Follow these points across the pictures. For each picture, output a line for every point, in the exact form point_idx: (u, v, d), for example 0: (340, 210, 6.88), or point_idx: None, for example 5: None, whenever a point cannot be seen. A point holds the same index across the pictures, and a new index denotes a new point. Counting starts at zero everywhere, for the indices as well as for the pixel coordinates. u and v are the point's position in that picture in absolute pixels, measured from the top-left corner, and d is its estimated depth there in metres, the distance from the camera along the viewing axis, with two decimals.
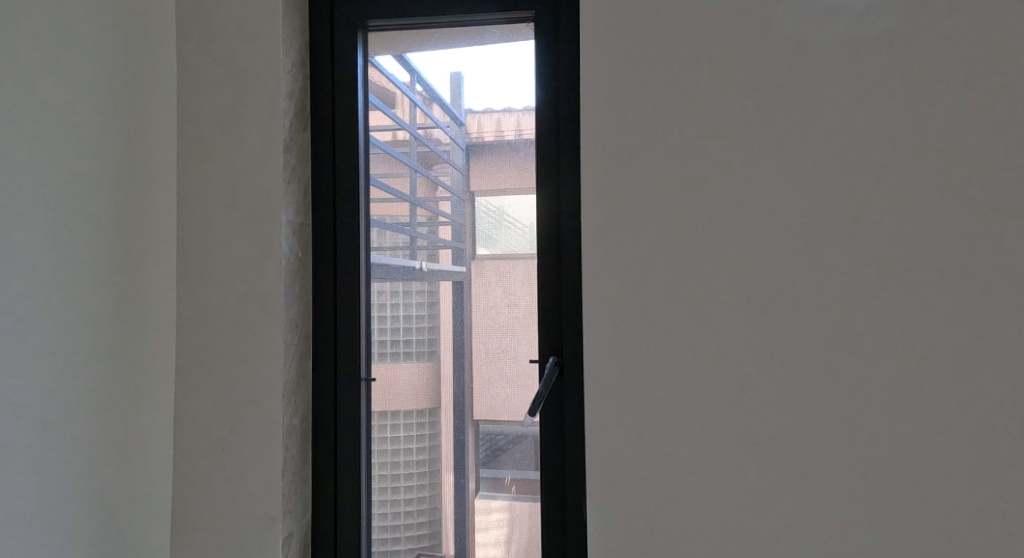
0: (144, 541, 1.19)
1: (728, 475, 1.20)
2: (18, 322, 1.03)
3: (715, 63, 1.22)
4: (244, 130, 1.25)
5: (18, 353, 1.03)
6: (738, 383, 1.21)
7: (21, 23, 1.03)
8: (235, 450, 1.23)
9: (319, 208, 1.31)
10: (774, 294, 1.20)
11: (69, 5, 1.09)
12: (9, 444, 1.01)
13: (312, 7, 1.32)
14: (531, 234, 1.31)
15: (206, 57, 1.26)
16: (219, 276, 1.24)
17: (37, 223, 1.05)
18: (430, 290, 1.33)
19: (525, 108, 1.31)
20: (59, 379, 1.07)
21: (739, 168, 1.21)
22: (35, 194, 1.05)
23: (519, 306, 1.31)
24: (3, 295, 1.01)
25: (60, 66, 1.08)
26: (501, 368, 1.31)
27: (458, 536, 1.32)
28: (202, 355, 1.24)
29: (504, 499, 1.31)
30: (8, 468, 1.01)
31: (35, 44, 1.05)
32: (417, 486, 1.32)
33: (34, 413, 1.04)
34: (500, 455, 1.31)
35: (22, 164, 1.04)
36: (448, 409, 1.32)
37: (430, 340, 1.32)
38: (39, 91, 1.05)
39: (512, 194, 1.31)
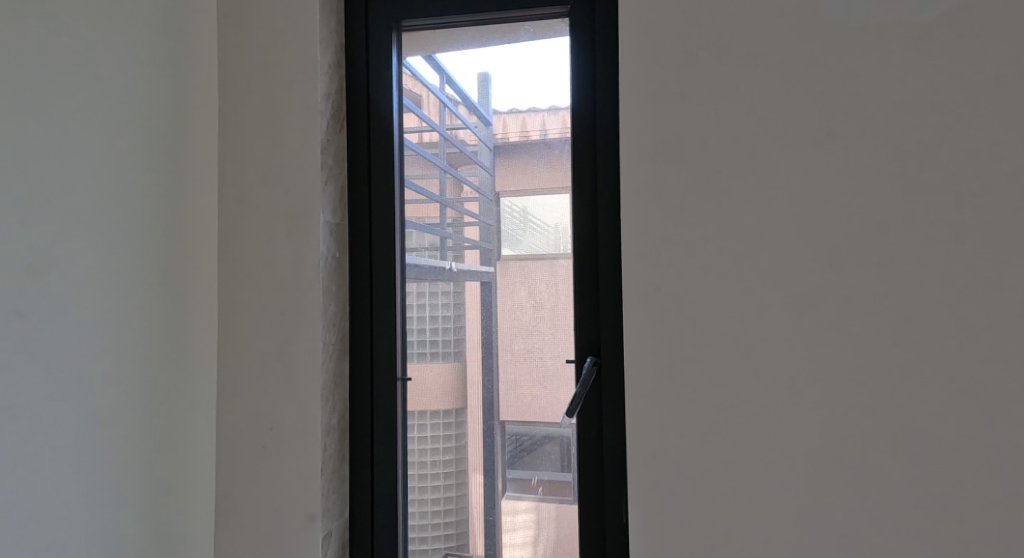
0: (187, 537, 1.22)
1: (772, 480, 1.17)
2: (77, 325, 1.05)
3: (758, 53, 1.18)
4: (284, 132, 1.27)
5: (77, 354, 1.05)
6: (780, 384, 1.16)
7: (82, 31, 1.06)
8: (276, 447, 1.26)
9: (354, 209, 1.33)
10: (817, 292, 1.16)
11: (123, 13, 1.12)
12: (67, 443, 1.04)
13: (347, 10, 1.33)
14: (556, 234, 1.30)
15: (248, 61, 1.29)
16: (259, 276, 1.27)
17: (95, 226, 1.08)
18: (456, 290, 1.33)
19: (550, 107, 1.30)
20: (113, 379, 1.10)
21: (782, 161, 1.17)
22: (89, 192, 1.07)
23: (546, 307, 1.30)
24: (67, 297, 1.04)
25: (115, 73, 1.11)
26: (529, 369, 1.30)
27: (486, 537, 1.32)
28: (245, 353, 1.27)
29: (531, 500, 1.30)
30: (66, 467, 1.04)
31: (92, 51, 1.07)
32: (444, 486, 1.32)
33: (89, 412, 1.07)
34: (527, 456, 1.30)
35: (81, 168, 1.06)
36: (476, 409, 1.32)
37: (456, 341, 1.32)
38: (93, 93, 1.08)
39: (537, 195, 1.30)
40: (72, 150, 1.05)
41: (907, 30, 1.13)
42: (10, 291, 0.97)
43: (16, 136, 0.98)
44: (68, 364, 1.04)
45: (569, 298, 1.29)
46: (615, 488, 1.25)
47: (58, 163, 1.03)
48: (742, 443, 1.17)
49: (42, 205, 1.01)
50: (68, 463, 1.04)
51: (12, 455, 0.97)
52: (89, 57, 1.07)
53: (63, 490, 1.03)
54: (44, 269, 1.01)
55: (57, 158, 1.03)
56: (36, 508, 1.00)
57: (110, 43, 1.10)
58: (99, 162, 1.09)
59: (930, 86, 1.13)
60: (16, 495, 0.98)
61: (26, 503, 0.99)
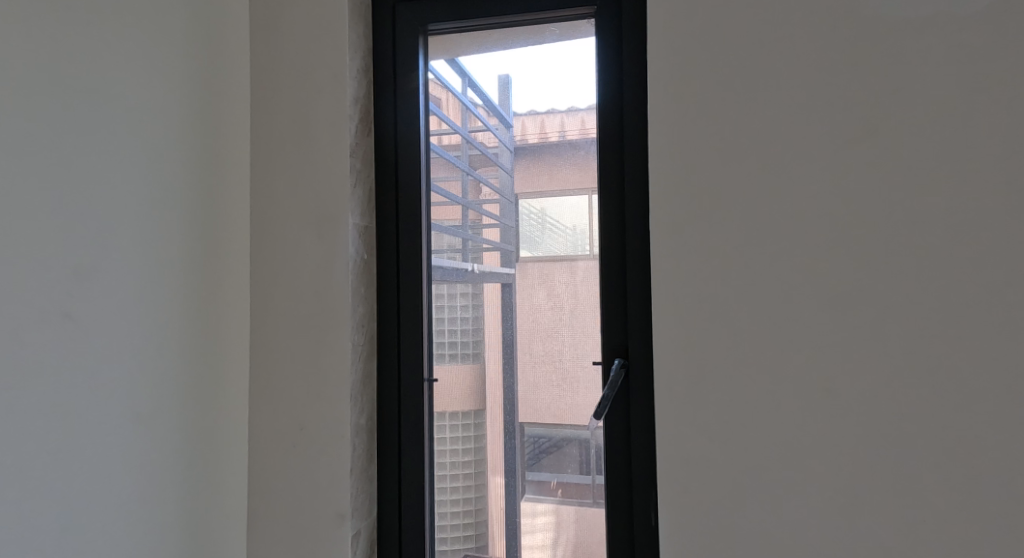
0: (220, 534, 1.25)
1: (806, 485, 1.14)
2: (118, 325, 1.08)
3: (790, 49, 1.15)
4: (313, 136, 1.29)
5: (119, 354, 1.08)
6: (811, 387, 1.14)
7: (124, 39, 1.09)
8: (306, 445, 1.28)
9: (381, 212, 1.34)
10: (850, 293, 1.13)
11: (161, 22, 1.15)
12: (109, 440, 1.07)
13: (375, 15, 1.35)
14: (573, 236, 1.29)
15: (280, 67, 1.31)
16: (290, 279, 1.29)
17: (136, 229, 1.11)
18: (474, 292, 1.34)
19: (569, 109, 1.30)
20: (153, 378, 1.13)
21: (817, 158, 1.14)
22: (131, 196, 1.10)
23: (564, 309, 1.30)
24: (110, 299, 1.07)
25: (153, 80, 1.14)
26: (549, 370, 1.30)
27: (506, 539, 1.32)
28: (278, 353, 1.30)
29: (550, 503, 1.30)
30: (108, 463, 1.06)
31: (132, 59, 1.11)
32: (463, 487, 1.33)
33: (131, 410, 1.10)
34: (544, 458, 1.31)
35: (122, 173, 1.09)
36: (496, 410, 1.33)
37: (475, 342, 1.33)
38: (133, 100, 1.11)
39: (555, 197, 1.31)
40: (114, 155, 1.08)
41: (945, 21, 1.10)
42: (56, 291, 1.00)
43: (63, 142, 1.02)
44: (111, 363, 1.07)
45: (590, 300, 1.29)
46: (642, 492, 1.23)
47: (101, 167, 1.06)
48: (776, 447, 1.15)
49: (87, 209, 1.04)
50: (111, 459, 1.07)
51: (59, 452, 1.00)
52: (129, 65, 1.10)
53: (105, 487, 1.06)
54: (89, 271, 1.04)
55: (101, 164, 1.06)
56: (81, 504, 1.03)
57: (149, 51, 1.13)
58: (139, 167, 1.12)
59: (971, 79, 1.09)
60: (62, 491, 1.01)
61: (72, 499, 1.02)
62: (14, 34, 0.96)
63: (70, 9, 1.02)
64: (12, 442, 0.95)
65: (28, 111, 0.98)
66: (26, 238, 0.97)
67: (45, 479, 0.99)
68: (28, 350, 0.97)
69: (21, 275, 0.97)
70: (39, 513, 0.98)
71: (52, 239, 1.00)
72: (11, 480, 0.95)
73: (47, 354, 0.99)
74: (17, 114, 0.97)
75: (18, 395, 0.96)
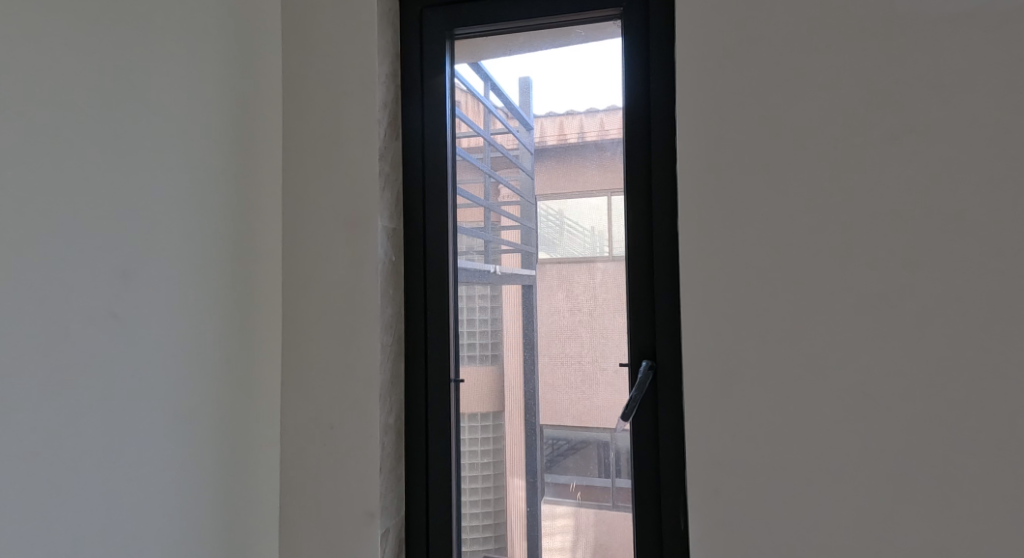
0: (252, 530, 1.28)
1: (840, 491, 1.11)
2: (159, 325, 1.11)
3: (822, 45, 1.13)
4: (342, 141, 1.32)
5: (160, 353, 1.11)
6: (842, 390, 1.12)
7: (166, 47, 1.13)
8: (336, 443, 1.30)
9: (409, 214, 1.36)
10: (882, 294, 1.10)
11: (200, 31, 1.19)
12: (150, 437, 1.10)
13: (403, 21, 1.37)
14: (593, 237, 1.29)
15: (311, 73, 1.34)
16: (321, 281, 1.32)
17: (175, 232, 1.14)
18: (493, 294, 1.35)
19: (589, 110, 1.31)
20: (192, 376, 1.16)
21: (848, 156, 1.12)
22: (171, 200, 1.13)
23: (582, 311, 1.30)
24: (152, 299, 1.10)
25: (192, 86, 1.17)
26: (569, 373, 1.31)
27: (526, 541, 1.33)
28: (310, 355, 1.32)
29: (569, 505, 1.31)
30: (149, 460, 1.10)
31: (172, 67, 1.14)
32: (481, 489, 1.34)
33: (171, 407, 1.13)
34: (562, 461, 1.31)
35: (163, 177, 1.12)
36: (516, 411, 1.33)
37: (493, 344, 1.34)
38: (174, 106, 1.14)
39: (573, 198, 1.31)
40: (156, 159, 1.11)
41: (982, 16, 1.07)
42: (104, 293, 1.04)
43: (109, 147, 1.05)
44: (152, 362, 1.10)
45: (609, 302, 1.29)
46: (671, 495, 1.23)
47: (145, 172, 1.09)
48: (810, 451, 1.13)
49: (130, 212, 1.07)
50: (151, 455, 1.10)
51: (104, 446, 1.04)
52: (171, 72, 1.14)
53: (149, 483, 1.10)
54: (133, 273, 1.07)
55: (144, 168, 1.09)
56: (124, 498, 1.06)
57: (188, 59, 1.17)
58: (180, 173, 1.15)
59: (1009, 76, 1.06)
60: (108, 486, 1.04)
61: (118, 495, 1.06)
62: (65, 43, 1.00)
63: (116, 19, 1.06)
64: (63, 438, 1.00)
65: (77, 117, 1.01)
66: (74, 241, 1.01)
67: (90, 473, 1.02)
68: (77, 350, 1.01)
69: (72, 278, 1.01)
70: (88, 507, 1.02)
71: (100, 243, 1.04)
72: (61, 475, 0.99)
73: (94, 353, 1.03)
74: (66, 122, 1.00)
75: (64, 392, 0.99)
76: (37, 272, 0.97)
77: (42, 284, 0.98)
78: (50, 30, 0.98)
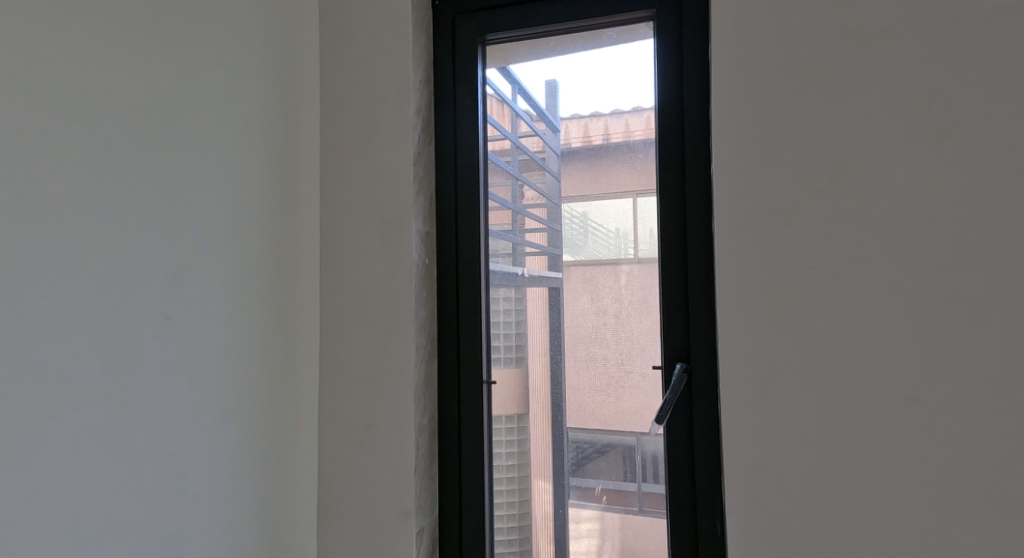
0: (291, 527, 1.31)
1: (881, 501, 1.08)
2: (207, 327, 1.14)
3: (861, 40, 1.10)
4: (377, 146, 1.34)
5: (209, 353, 1.14)
6: (881, 397, 1.09)
7: (214, 57, 1.16)
8: (371, 443, 1.33)
9: (441, 217, 1.38)
10: (922, 298, 1.07)
11: (245, 42, 1.22)
12: (199, 435, 1.12)
13: (436, 27, 1.39)
14: (619, 240, 1.29)
15: (347, 81, 1.37)
16: (357, 284, 1.35)
17: (222, 236, 1.17)
18: (517, 296, 1.36)
19: (613, 111, 1.31)
20: (237, 375, 1.19)
21: (888, 157, 1.09)
22: (219, 205, 1.16)
23: (607, 314, 1.30)
24: (202, 301, 1.13)
25: (238, 95, 1.20)
26: (594, 375, 1.31)
27: (553, 543, 1.33)
28: (347, 357, 1.35)
29: (595, 509, 1.31)
30: (199, 457, 1.12)
31: (220, 77, 1.17)
32: (507, 490, 1.35)
33: (218, 405, 1.16)
34: (587, 464, 1.31)
35: (211, 183, 1.15)
36: (541, 414, 1.34)
37: (517, 347, 1.35)
38: (221, 114, 1.17)
39: (597, 201, 1.31)
40: (206, 166, 1.14)
41: None
42: (157, 295, 1.06)
43: (164, 154, 1.07)
44: (202, 362, 1.13)
45: (634, 304, 1.28)
46: (707, 500, 1.21)
47: (194, 178, 1.12)
48: (849, 458, 1.10)
49: (182, 217, 1.10)
50: (201, 453, 1.13)
51: (160, 444, 1.06)
52: (218, 81, 1.17)
53: (198, 481, 1.12)
54: (184, 276, 1.10)
55: (194, 174, 1.12)
56: (176, 496, 1.09)
57: (234, 68, 1.20)
58: (226, 178, 1.18)
59: None
60: (163, 483, 1.07)
61: (171, 492, 1.08)
62: (125, 55, 1.02)
63: (170, 31, 1.09)
64: (120, 439, 1.01)
65: (138, 126, 1.04)
66: (133, 245, 1.03)
67: (146, 471, 1.04)
68: (131, 353, 1.03)
69: (130, 281, 1.03)
70: (142, 508, 1.04)
71: (153, 247, 1.06)
72: (120, 476, 1.01)
73: (151, 355, 1.05)
74: (126, 131, 1.02)
75: (124, 393, 1.02)
76: (96, 275, 0.99)
77: (105, 288, 1.00)
78: (109, 40, 1.00)
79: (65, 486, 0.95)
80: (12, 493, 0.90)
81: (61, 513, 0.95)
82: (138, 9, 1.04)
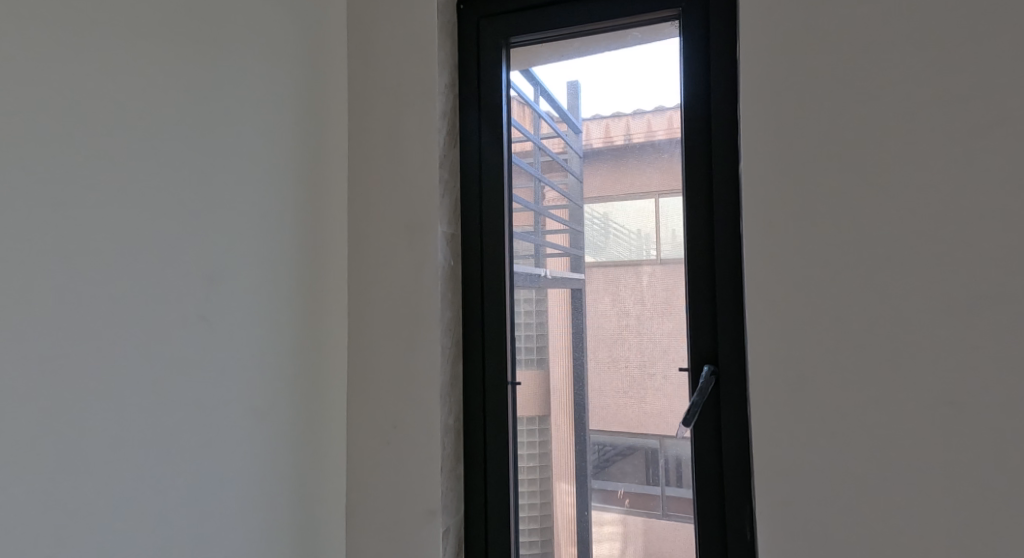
0: (320, 525, 1.32)
1: (913, 508, 1.05)
2: (240, 328, 1.15)
3: (894, 37, 1.08)
4: (403, 149, 1.36)
5: (242, 354, 1.16)
6: (913, 402, 1.06)
7: (248, 63, 1.18)
8: (397, 442, 1.34)
9: (466, 219, 1.38)
10: (957, 301, 1.04)
11: (277, 47, 1.24)
12: (233, 434, 1.14)
13: (460, 31, 1.40)
14: (641, 241, 1.28)
15: (374, 85, 1.39)
16: (383, 285, 1.36)
17: (255, 237, 1.19)
18: (539, 297, 1.36)
19: (636, 111, 1.30)
20: (271, 375, 1.21)
21: (921, 156, 1.06)
22: (251, 207, 1.18)
23: (629, 315, 1.29)
24: (236, 302, 1.15)
25: (270, 100, 1.22)
26: (619, 377, 1.30)
27: (576, 545, 1.33)
28: (374, 357, 1.37)
29: (617, 512, 1.30)
30: (232, 456, 1.14)
31: (254, 83, 1.19)
32: (529, 492, 1.35)
33: (251, 405, 1.17)
34: (608, 467, 1.31)
35: (244, 186, 1.17)
36: (563, 417, 1.33)
37: (539, 348, 1.35)
38: (254, 119, 1.19)
39: (620, 201, 1.30)
40: (239, 170, 1.16)
41: None
42: (195, 296, 1.08)
43: (200, 158, 1.09)
44: (235, 362, 1.15)
45: (656, 306, 1.27)
46: (735, 504, 1.19)
47: (228, 181, 1.14)
48: (880, 464, 1.07)
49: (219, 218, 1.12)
50: (236, 451, 1.14)
51: (197, 443, 1.08)
52: (252, 87, 1.18)
53: (232, 479, 1.14)
54: (220, 277, 1.12)
55: (227, 178, 1.14)
56: (211, 494, 1.10)
57: (266, 74, 1.21)
58: (258, 181, 1.19)
59: None
60: (199, 481, 1.08)
61: (206, 490, 1.09)
62: (164, 61, 1.04)
63: (206, 38, 1.10)
64: (161, 437, 1.03)
65: (176, 131, 1.05)
66: (172, 247, 1.05)
67: (184, 469, 1.06)
68: (168, 354, 1.04)
69: (168, 283, 1.04)
70: (178, 509, 1.05)
71: (189, 249, 1.07)
72: (160, 473, 1.03)
73: (189, 355, 1.07)
74: (165, 135, 1.04)
75: (163, 392, 1.03)
76: (136, 278, 1.00)
77: (145, 290, 1.01)
78: (149, 47, 1.02)
79: (106, 485, 0.96)
80: (58, 493, 0.91)
81: (103, 512, 0.96)
82: (176, 17, 1.06)
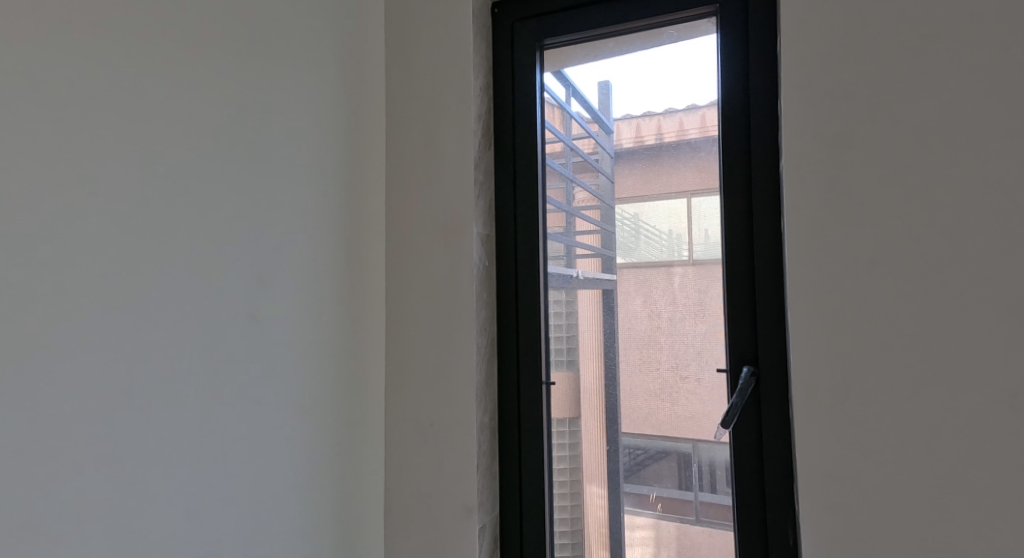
0: (359, 521, 1.34)
1: (961, 518, 1.02)
2: (283, 328, 1.18)
3: (942, 32, 1.04)
4: (439, 150, 1.37)
5: (284, 354, 1.18)
6: (960, 409, 1.02)
7: (290, 70, 1.20)
8: (434, 440, 1.35)
9: (500, 219, 1.39)
10: (1007, 304, 1.00)
11: (318, 53, 1.26)
12: (276, 432, 1.16)
13: (495, 34, 1.40)
14: (673, 241, 1.26)
15: (411, 88, 1.40)
16: (419, 284, 1.37)
17: (298, 239, 1.21)
18: (569, 298, 1.35)
19: (668, 110, 1.29)
20: (313, 373, 1.23)
21: (970, 155, 1.02)
22: (294, 209, 1.20)
23: (662, 317, 1.27)
24: (280, 303, 1.17)
25: (312, 106, 1.24)
26: (653, 379, 1.28)
27: (609, 548, 1.32)
28: (411, 356, 1.38)
29: (650, 516, 1.29)
30: (275, 454, 1.16)
31: (296, 89, 1.21)
32: (561, 494, 1.35)
33: (293, 403, 1.20)
34: (641, 471, 1.29)
35: (287, 189, 1.19)
36: (595, 418, 1.32)
37: (570, 349, 1.35)
38: (297, 124, 1.21)
39: (651, 201, 1.29)
40: (282, 173, 1.18)
41: None
42: (242, 297, 1.10)
43: (246, 163, 1.11)
44: (279, 361, 1.17)
45: (689, 307, 1.25)
46: (771, 510, 1.17)
47: (272, 186, 1.16)
48: (926, 472, 1.04)
49: (264, 221, 1.14)
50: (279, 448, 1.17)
51: (242, 440, 1.10)
52: (294, 93, 1.21)
53: (275, 476, 1.16)
54: (265, 279, 1.14)
55: (272, 181, 1.16)
56: (256, 491, 1.12)
57: (308, 80, 1.23)
58: (300, 185, 1.22)
59: None
60: (244, 477, 1.10)
61: (251, 487, 1.12)
62: (213, 70, 1.06)
63: (252, 46, 1.12)
64: (209, 435, 1.05)
65: (223, 137, 1.08)
66: (219, 250, 1.07)
67: (230, 465, 1.08)
68: (217, 353, 1.07)
69: (216, 285, 1.06)
70: (225, 504, 1.08)
71: (236, 250, 1.09)
72: (207, 472, 1.05)
73: (235, 355, 1.09)
74: (213, 142, 1.06)
75: (212, 392, 1.06)
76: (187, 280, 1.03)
77: (195, 292, 1.04)
78: (200, 57, 1.04)
79: (160, 482, 0.99)
80: (116, 490, 0.94)
81: (155, 510, 0.98)
82: (223, 27, 1.08)
